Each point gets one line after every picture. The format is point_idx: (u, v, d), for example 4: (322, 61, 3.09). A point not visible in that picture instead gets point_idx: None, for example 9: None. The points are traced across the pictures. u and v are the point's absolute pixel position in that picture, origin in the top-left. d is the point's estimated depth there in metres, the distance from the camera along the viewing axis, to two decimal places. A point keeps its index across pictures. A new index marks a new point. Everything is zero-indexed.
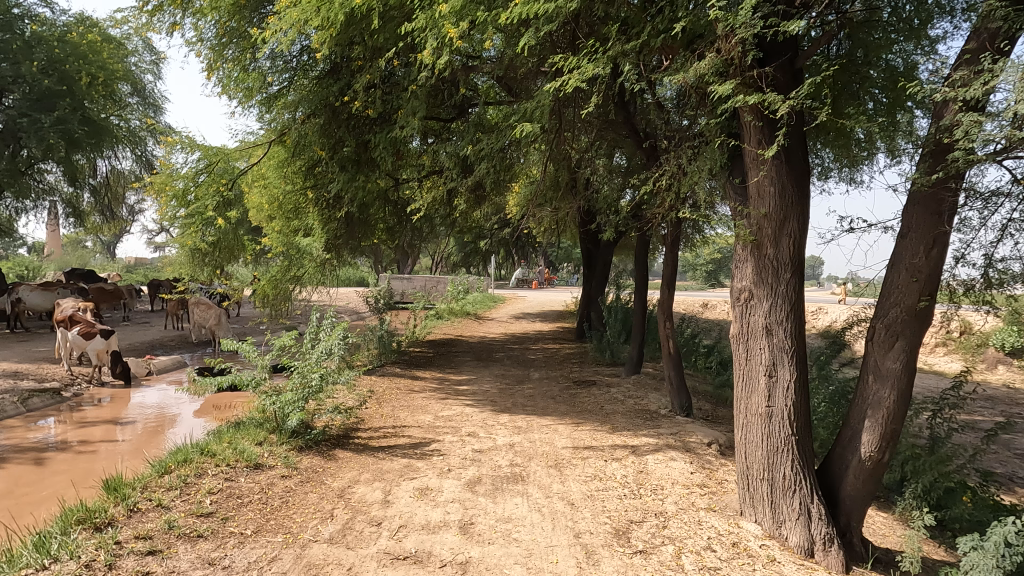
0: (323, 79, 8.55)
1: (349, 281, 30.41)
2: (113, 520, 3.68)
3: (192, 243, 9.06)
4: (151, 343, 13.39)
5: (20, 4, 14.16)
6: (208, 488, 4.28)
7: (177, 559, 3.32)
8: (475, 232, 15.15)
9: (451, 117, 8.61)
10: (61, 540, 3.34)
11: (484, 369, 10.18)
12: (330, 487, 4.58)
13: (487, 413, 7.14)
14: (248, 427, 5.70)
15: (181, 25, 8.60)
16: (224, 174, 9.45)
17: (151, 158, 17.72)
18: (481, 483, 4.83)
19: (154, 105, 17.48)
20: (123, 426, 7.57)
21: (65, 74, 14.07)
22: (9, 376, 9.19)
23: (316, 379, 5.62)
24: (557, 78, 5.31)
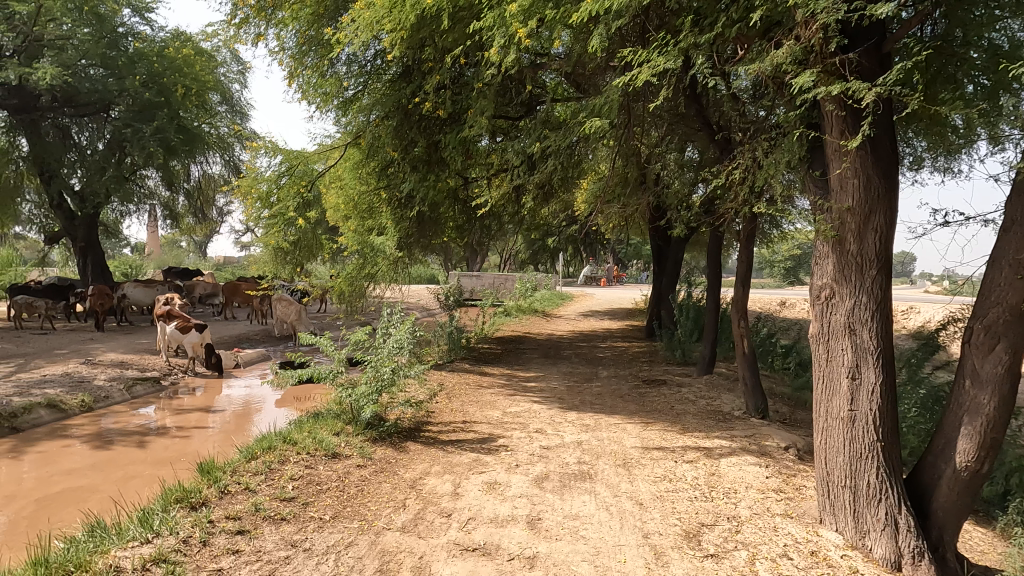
0: (395, 82, 8.83)
1: (419, 279, 31.22)
2: (207, 500, 3.96)
3: (275, 242, 9.85)
4: (239, 337, 14.22)
5: (125, 23, 15.35)
6: (291, 474, 4.52)
7: (262, 539, 3.52)
8: (543, 230, 15.14)
9: (520, 115, 8.69)
10: (161, 517, 3.62)
11: (552, 366, 10.18)
12: (402, 477, 4.74)
13: (555, 410, 7.15)
14: (326, 418, 6.00)
15: (265, 36, 9.12)
16: (304, 176, 9.94)
17: (238, 163, 18.84)
18: (549, 479, 4.85)
19: (240, 112, 18.59)
20: (214, 414, 8.13)
21: (164, 86, 15.37)
22: (115, 366, 10.03)
23: (387, 372, 5.82)
24: (627, 74, 5.24)
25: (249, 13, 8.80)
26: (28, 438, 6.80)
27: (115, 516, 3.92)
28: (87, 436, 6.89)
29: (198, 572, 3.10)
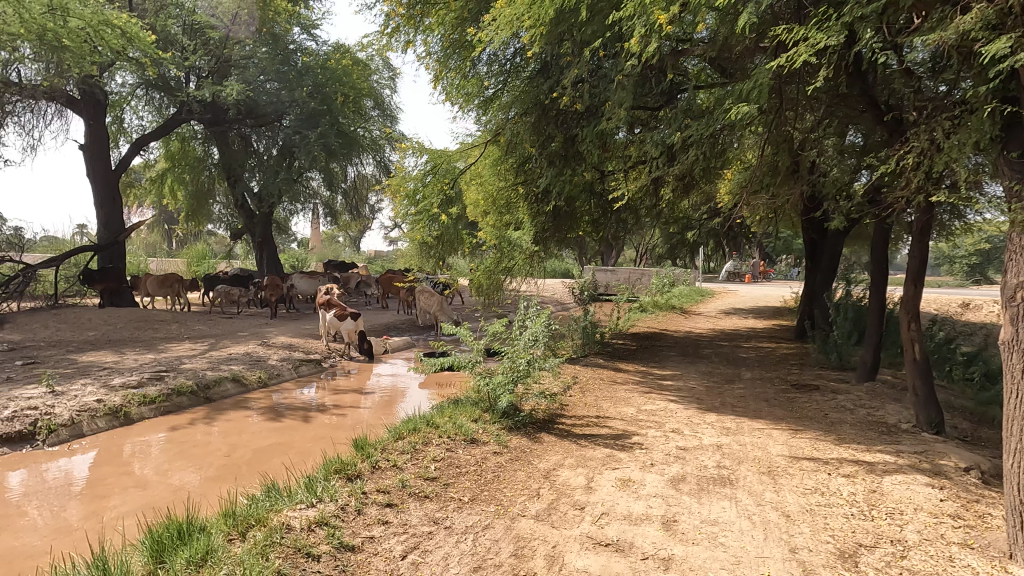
0: (533, 79, 8.98)
1: (554, 273, 31.51)
2: (361, 473, 4.34)
3: (420, 237, 10.40)
4: (388, 325, 15.33)
5: (295, 41, 17.10)
6: (433, 455, 4.80)
7: (408, 513, 3.78)
8: (682, 223, 14.59)
9: (660, 105, 8.41)
10: (324, 485, 4.02)
11: (690, 364, 9.81)
12: (537, 467, 4.83)
13: (693, 410, 6.89)
14: (465, 404, 6.29)
15: (414, 42, 9.70)
16: (446, 174, 10.68)
17: (388, 163, 20.24)
18: (685, 481, 4.69)
19: (390, 116, 19.96)
20: (366, 395, 8.84)
21: (326, 95, 17.00)
22: (286, 348, 11.28)
23: (523, 363, 5.95)
24: (780, 55, 4.90)
25: (400, 22, 9.40)
26: (217, 407, 7.89)
27: (285, 480, 4.42)
28: (263, 409, 7.84)
29: (353, 538, 3.40)
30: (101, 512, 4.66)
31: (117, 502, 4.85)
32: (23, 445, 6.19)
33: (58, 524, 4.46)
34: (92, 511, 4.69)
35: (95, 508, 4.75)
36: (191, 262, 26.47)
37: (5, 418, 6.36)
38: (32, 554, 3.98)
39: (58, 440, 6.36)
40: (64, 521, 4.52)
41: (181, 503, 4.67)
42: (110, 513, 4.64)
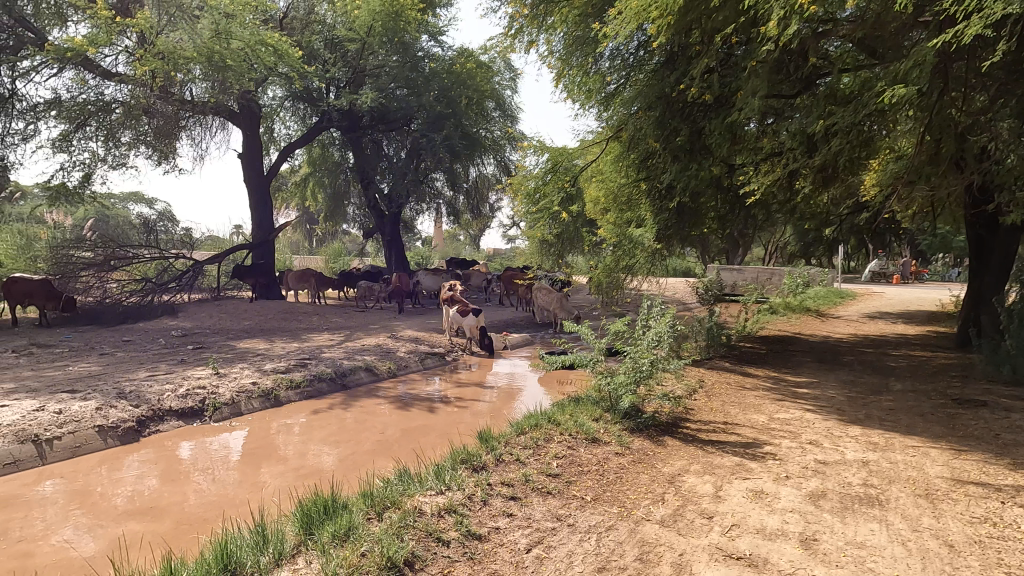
0: (658, 71, 8.73)
1: (675, 272, 30.46)
2: (486, 464, 4.46)
3: (540, 235, 10.60)
4: (507, 321, 15.66)
5: (424, 48, 17.88)
6: (555, 452, 4.82)
7: (532, 508, 3.83)
8: (820, 219, 13.50)
9: (797, 92, 7.81)
10: (452, 473, 4.18)
11: (829, 372, 9.06)
12: (660, 471, 4.69)
13: (834, 422, 6.35)
14: (586, 403, 6.26)
15: (537, 42, 9.80)
16: (566, 172, 10.78)
17: (508, 163, 20.63)
18: (826, 498, 4.33)
19: (511, 116, 20.31)
20: (486, 389, 9.08)
21: (452, 99, 17.60)
22: (413, 341, 11.89)
23: (646, 364, 5.80)
24: (947, 31, 4.38)
25: (524, 22, 9.53)
26: (353, 394, 8.48)
27: (414, 465, 4.65)
28: (393, 398, 8.31)
29: (480, 527, 3.50)
30: (257, 483, 5.20)
31: (269, 475, 5.38)
32: (194, 419, 7.05)
33: (222, 492, 5.03)
34: (249, 482, 5.24)
35: (251, 479, 5.30)
36: (329, 259, 28.75)
37: (180, 395, 7.27)
38: (202, 516, 4.52)
39: (221, 416, 7.16)
40: (228, 489, 5.09)
41: (323, 481, 5.08)
42: (265, 484, 5.16)
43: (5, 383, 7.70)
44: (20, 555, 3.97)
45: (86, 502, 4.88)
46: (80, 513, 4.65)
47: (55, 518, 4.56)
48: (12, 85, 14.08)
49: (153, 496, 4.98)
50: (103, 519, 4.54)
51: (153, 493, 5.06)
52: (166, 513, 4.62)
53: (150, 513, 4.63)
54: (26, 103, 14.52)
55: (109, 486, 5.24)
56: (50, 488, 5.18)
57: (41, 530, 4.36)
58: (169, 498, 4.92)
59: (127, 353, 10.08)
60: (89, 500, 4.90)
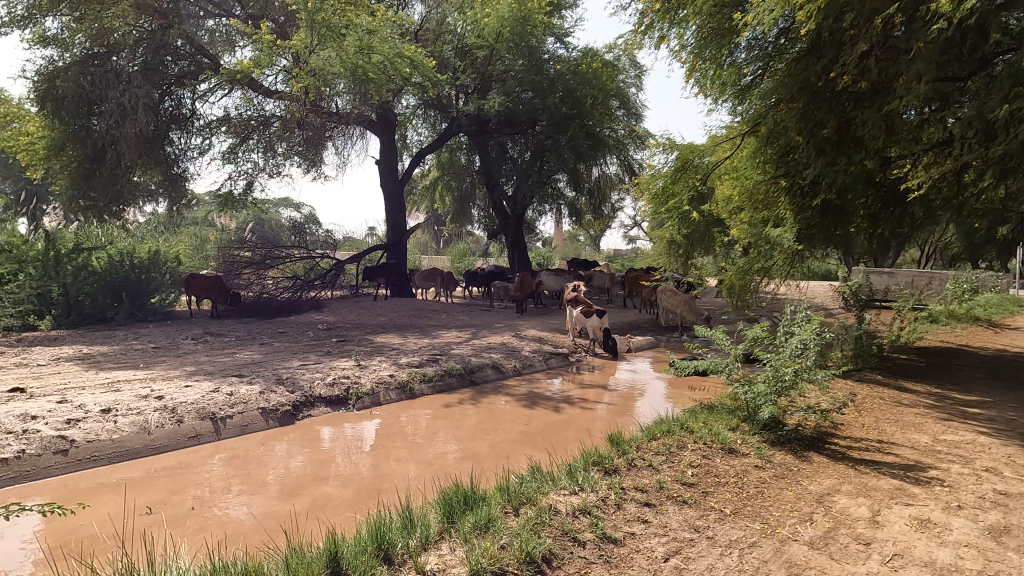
0: (802, 59, 8.08)
1: (814, 275, 28.25)
2: (618, 468, 4.43)
3: (669, 235, 10.57)
4: (630, 323, 15.38)
5: (549, 50, 17.99)
6: (689, 461, 4.65)
7: (668, 516, 3.72)
8: (995, 217, 11.88)
9: (971, 74, 6.92)
10: (585, 474, 4.19)
11: (1007, 391, 7.95)
12: (807, 489, 4.37)
13: (1016, 448, 5.55)
14: (720, 412, 6.00)
15: (667, 37, 9.52)
16: (696, 170, 10.55)
17: (633, 163, 20.26)
18: (1011, 534, 3.79)
19: (636, 114, 19.89)
20: (611, 392, 8.98)
21: (578, 99, 17.51)
22: (537, 340, 12.04)
23: (790, 374, 5.42)
24: None
25: (654, 18, 9.30)
26: (480, 391, 8.75)
27: (541, 464, 4.71)
28: (520, 396, 8.47)
29: (615, 531, 3.47)
30: (386, 470, 5.53)
31: (397, 464, 5.70)
32: (339, 406, 7.64)
33: (355, 477, 5.40)
34: (379, 469, 5.58)
35: (381, 466, 5.64)
36: (455, 260, 29.96)
37: (328, 383, 7.91)
38: (347, 498, 4.89)
39: (363, 405, 7.71)
40: (359, 474, 5.46)
41: (450, 474, 5.30)
42: (393, 472, 5.47)
43: (187, 365, 8.84)
44: (198, 519, 4.53)
45: (242, 477, 5.45)
46: (238, 486, 5.20)
47: (218, 488, 5.15)
48: (192, 106, 16.11)
49: (297, 475, 5.46)
50: (258, 492, 5.06)
51: (297, 472, 5.55)
52: (308, 492, 5.05)
53: (303, 490, 5.10)
54: (202, 120, 16.52)
55: (262, 464, 5.81)
56: (217, 462, 5.85)
57: (208, 498, 4.94)
58: (310, 479, 5.36)
59: (281, 343, 11.16)
60: (253, 474, 5.49)
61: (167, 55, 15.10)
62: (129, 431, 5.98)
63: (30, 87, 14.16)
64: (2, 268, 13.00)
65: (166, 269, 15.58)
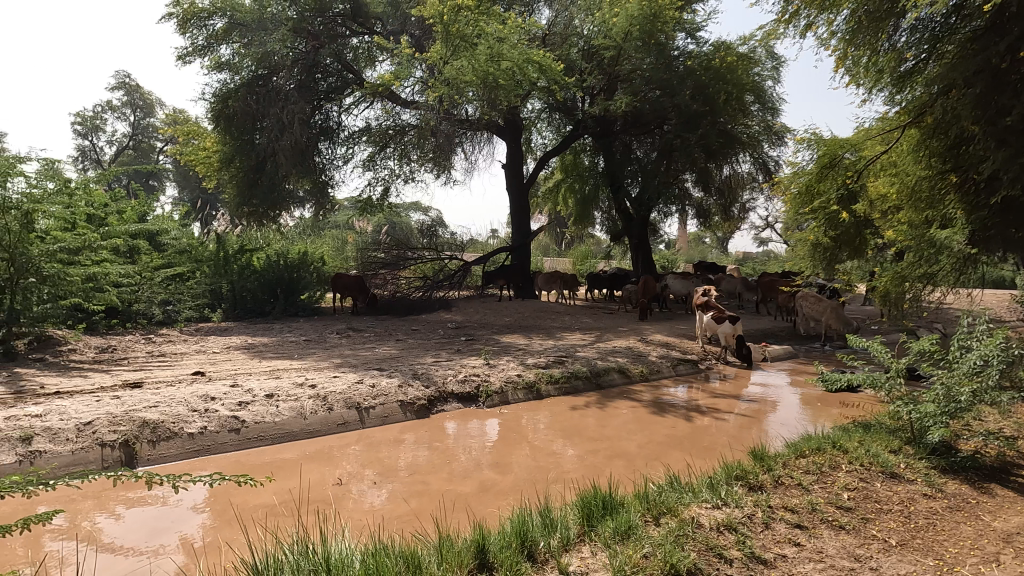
0: (979, 38, 7.16)
1: (985, 281, 24.86)
2: (763, 484, 4.21)
3: (814, 237, 9.79)
4: (765, 331, 14.49)
5: (679, 47, 17.41)
6: (845, 483, 4.29)
7: (823, 541, 3.45)
8: None
9: None
10: (727, 489, 4.04)
11: None
12: (990, 525, 3.85)
13: None
14: (878, 432, 5.48)
15: (815, 24, 8.85)
16: (846, 166, 9.69)
17: (769, 161, 19.07)
18: None
19: (773, 108, 18.64)
20: (746, 402, 8.52)
21: (710, 95, 16.71)
22: (664, 346, 11.71)
23: (967, 394, 4.81)
24: None
25: (800, 5, 8.68)
26: (607, 395, 8.66)
27: (674, 474, 4.58)
28: (648, 402, 8.28)
29: (765, 552, 3.28)
30: (509, 467, 5.63)
31: (519, 463, 5.79)
32: (471, 403, 7.91)
33: (480, 472, 5.56)
34: (500, 466, 5.70)
35: (504, 464, 5.76)
36: (576, 261, 30.02)
37: (460, 380, 8.23)
38: (476, 492, 5.04)
39: (493, 403, 7.93)
40: (482, 470, 5.61)
41: (576, 479, 5.29)
42: (514, 471, 5.56)
43: (334, 358, 9.61)
44: (343, 501, 4.91)
45: (377, 464, 5.81)
46: (374, 473, 5.55)
47: (358, 474, 5.53)
48: (338, 118, 17.46)
49: (425, 466, 5.73)
50: (392, 480, 5.37)
51: (424, 463, 5.81)
52: (435, 483, 5.27)
53: (434, 481, 5.33)
54: (347, 131, 17.87)
55: (394, 453, 6.16)
56: (356, 449, 6.29)
57: (350, 482, 5.33)
58: (435, 471, 5.59)
59: (415, 340, 11.78)
60: (388, 463, 5.84)
61: (319, 73, 16.54)
62: (289, 416, 6.61)
63: (208, 107, 16.14)
64: (186, 266, 14.91)
65: (314, 269, 17.01)
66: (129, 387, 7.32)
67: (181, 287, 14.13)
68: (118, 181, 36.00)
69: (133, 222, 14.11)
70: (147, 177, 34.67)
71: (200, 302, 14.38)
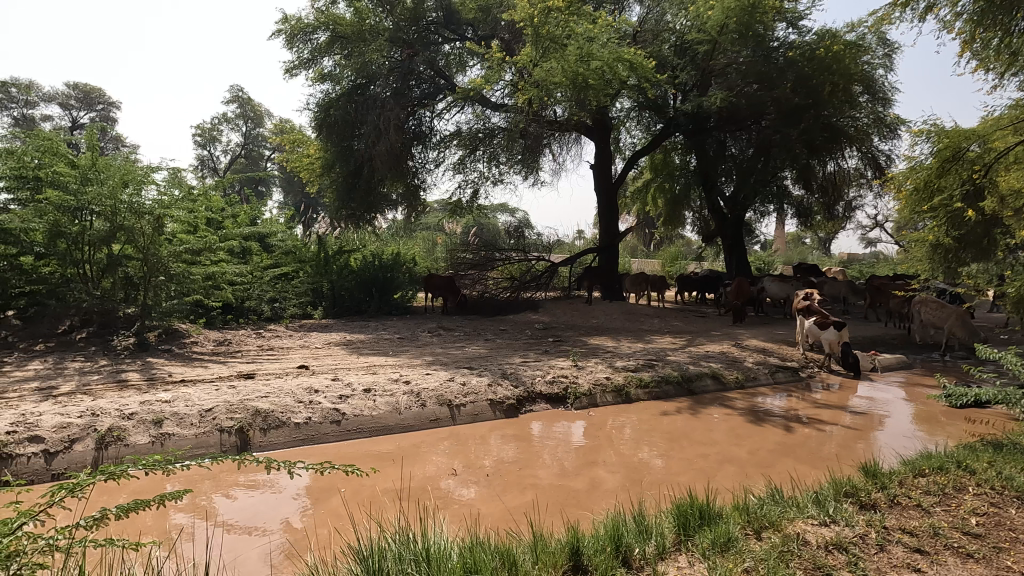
0: None
1: None
2: (877, 504, 3.94)
3: (933, 238, 8.99)
4: (874, 338, 13.48)
5: (780, 37, 16.55)
6: (973, 507, 3.90)
7: (949, 569, 3.14)
8: None
9: None
10: (836, 506, 3.81)
11: None
12: None
13: None
14: (1012, 453, 4.94)
15: (936, 6, 8.16)
16: (972, 160, 8.83)
17: (879, 155, 17.71)
18: None
19: (885, 99, 17.10)
20: (853, 414, 7.96)
21: (813, 87, 15.71)
22: (761, 351, 11.17)
23: None
24: None
25: None
26: (700, 401, 8.38)
27: (772, 486, 4.38)
28: (744, 410, 7.94)
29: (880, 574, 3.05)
30: (593, 471, 5.60)
31: (604, 466, 5.74)
32: (559, 405, 7.92)
33: (564, 473, 5.56)
34: (586, 468, 5.67)
35: (589, 466, 5.72)
36: (666, 263, 29.29)
37: (548, 381, 8.25)
38: (565, 494, 5.04)
39: (581, 405, 7.89)
40: (567, 471, 5.61)
41: (667, 486, 5.17)
42: (600, 474, 5.52)
43: (426, 355, 9.92)
44: (434, 494, 5.06)
45: (467, 461, 5.94)
46: (464, 469, 5.68)
47: (447, 469, 5.68)
48: (430, 123, 17.99)
49: (510, 464, 5.80)
50: (480, 476, 5.48)
51: (510, 462, 5.88)
52: (521, 482, 5.32)
53: (522, 480, 5.38)
54: (438, 136, 18.39)
55: (481, 451, 6.27)
56: (446, 445, 6.46)
57: (441, 477, 5.49)
58: (520, 470, 5.64)
59: (503, 340, 11.92)
60: (476, 460, 5.95)
61: (413, 80, 17.14)
62: (385, 410, 6.89)
63: (312, 117, 17.13)
64: (291, 266, 15.88)
65: (406, 269, 17.62)
66: (243, 377, 7.93)
67: (287, 286, 15.07)
68: (231, 188, 38.93)
69: (245, 225, 15.24)
70: (256, 183, 37.32)
71: (303, 301, 15.26)
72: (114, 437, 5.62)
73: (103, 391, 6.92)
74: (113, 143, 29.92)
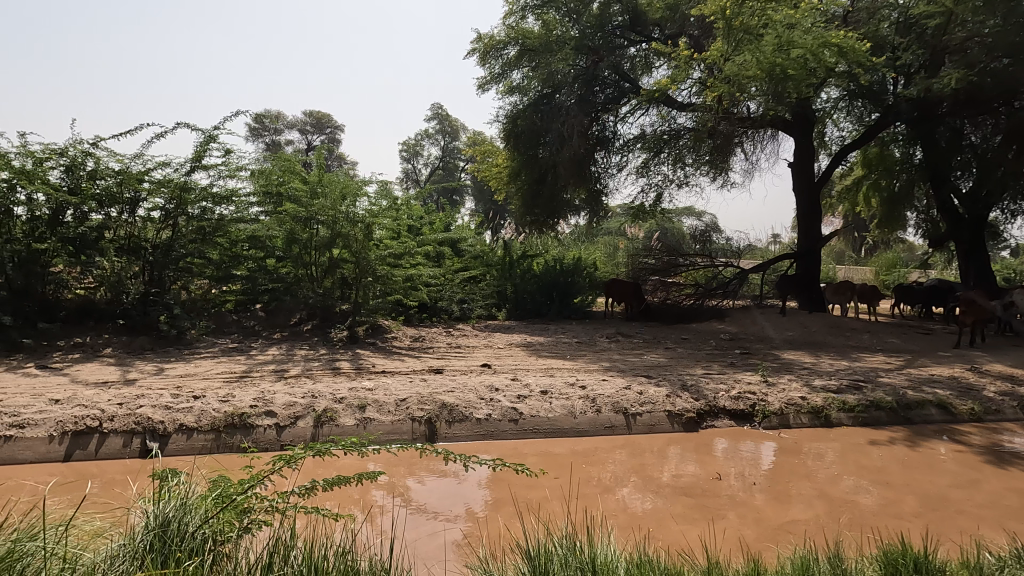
0: None
1: None
2: None
3: None
4: None
5: None
6: None
7: None
8: None
9: None
10: None
11: None
12: None
13: None
14: None
15: None
16: None
17: None
18: None
19: None
20: None
21: None
22: (1007, 379, 9.23)
23: None
24: None
25: None
26: (920, 433, 7.18)
27: (1015, 545, 3.61)
28: (980, 448, 6.62)
29: None
30: (781, 499, 5.10)
31: (795, 495, 5.19)
32: (744, 423, 7.35)
33: (748, 498, 5.13)
34: (773, 494, 5.20)
35: (777, 492, 5.25)
36: (881, 270, 25.74)
37: (733, 396, 7.69)
38: (747, 519, 4.68)
39: (770, 425, 7.24)
40: (751, 495, 5.20)
41: (872, 528, 4.52)
42: (790, 502, 5.02)
43: (603, 361, 9.87)
44: (605, 502, 5.04)
45: (641, 472, 5.80)
46: (637, 480, 5.57)
47: (620, 477, 5.62)
48: (614, 127, 17.82)
49: (689, 481, 5.52)
50: (655, 489, 5.33)
51: (688, 478, 5.60)
52: (699, 501, 5.05)
53: (698, 498, 5.13)
54: (622, 139, 18.19)
55: (657, 464, 6.05)
56: (620, 453, 6.36)
57: (615, 485, 5.43)
58: (699, 488, 5.33)
59: (684, 349, 11.42)
60: (648, 472, 5.78)
61: (597, 86, 17.22)
62: (561, 413, 6.99)
63: (501, 128, 18.05)
64: (478, 269, 16.92)
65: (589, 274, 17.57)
66: (433, 371, 8.62)
67: (475, 288, 16.04)
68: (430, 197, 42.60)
69: (440, 231, 16.53)
70: (451, 193, 40.35)
71: (489, 302, 16.14)
72: (327, 417, 6.45)
73: (321, 376, 8.02)
74: (337, 162, 34.51)
